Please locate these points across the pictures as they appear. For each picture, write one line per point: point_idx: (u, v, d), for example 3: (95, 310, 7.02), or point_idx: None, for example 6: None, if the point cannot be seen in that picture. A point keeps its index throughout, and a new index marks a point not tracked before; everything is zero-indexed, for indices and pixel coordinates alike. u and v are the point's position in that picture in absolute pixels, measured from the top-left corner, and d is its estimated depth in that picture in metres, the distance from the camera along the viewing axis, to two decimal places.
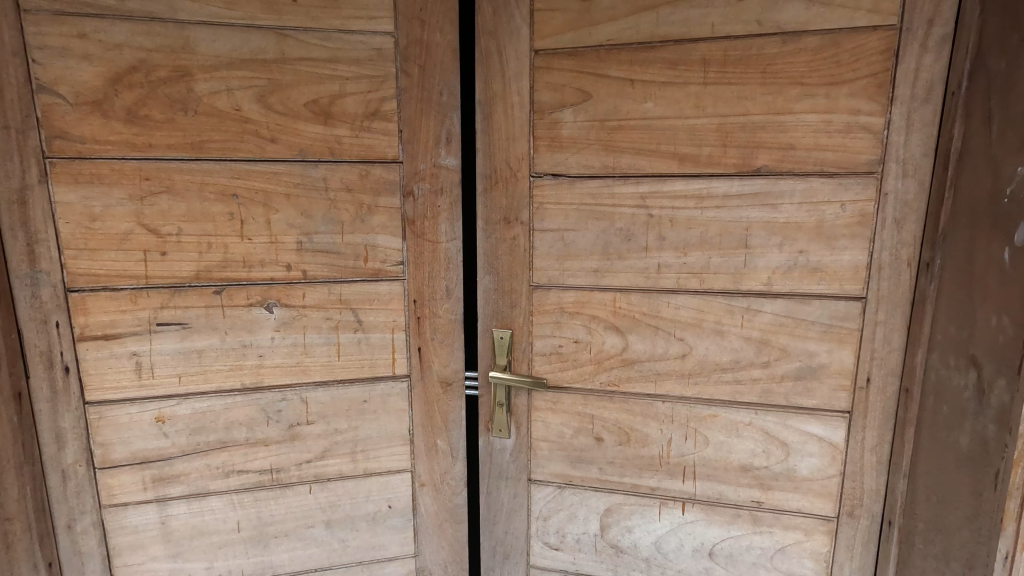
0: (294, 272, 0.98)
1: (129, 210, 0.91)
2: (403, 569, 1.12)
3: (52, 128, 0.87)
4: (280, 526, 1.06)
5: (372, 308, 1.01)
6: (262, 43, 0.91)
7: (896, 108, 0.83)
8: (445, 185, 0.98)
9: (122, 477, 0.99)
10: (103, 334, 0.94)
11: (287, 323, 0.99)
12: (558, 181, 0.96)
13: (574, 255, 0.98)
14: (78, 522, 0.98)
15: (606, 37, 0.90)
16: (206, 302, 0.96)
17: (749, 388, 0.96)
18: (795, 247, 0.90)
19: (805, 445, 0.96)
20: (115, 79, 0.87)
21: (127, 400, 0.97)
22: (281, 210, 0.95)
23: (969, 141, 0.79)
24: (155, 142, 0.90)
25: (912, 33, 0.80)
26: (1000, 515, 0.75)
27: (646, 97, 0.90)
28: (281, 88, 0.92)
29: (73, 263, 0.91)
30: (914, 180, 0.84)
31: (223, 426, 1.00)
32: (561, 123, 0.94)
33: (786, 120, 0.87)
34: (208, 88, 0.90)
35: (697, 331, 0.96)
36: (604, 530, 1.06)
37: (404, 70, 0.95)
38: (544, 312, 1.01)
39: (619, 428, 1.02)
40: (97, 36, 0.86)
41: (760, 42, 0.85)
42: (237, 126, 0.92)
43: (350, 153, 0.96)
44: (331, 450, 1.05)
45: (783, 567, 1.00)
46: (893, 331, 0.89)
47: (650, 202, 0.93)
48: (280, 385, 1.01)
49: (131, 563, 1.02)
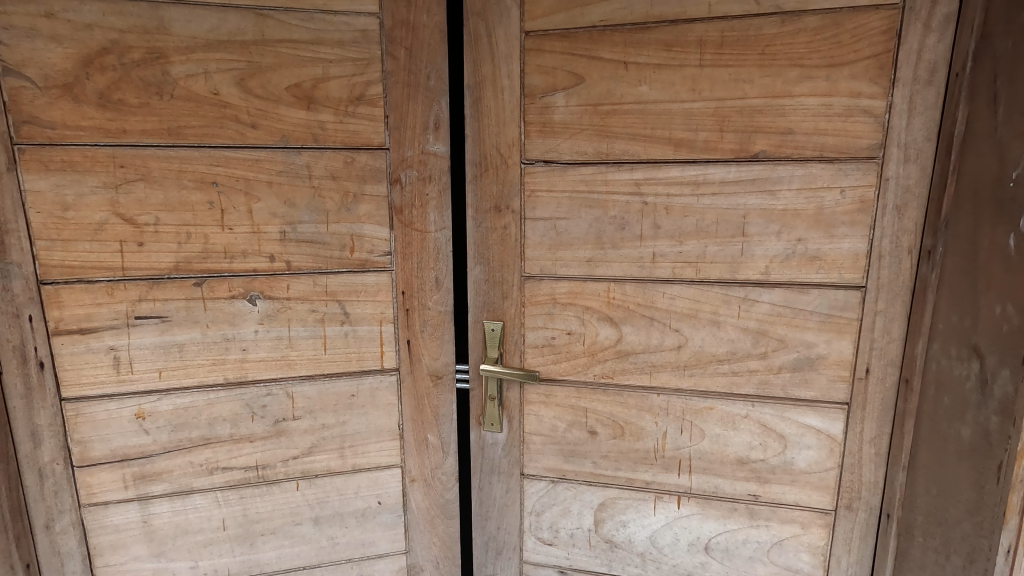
0: (278, 263, 0.94)
1: (103, 199, 0.88)
2: (393, 566, 1.09)
3: (21, 113, 0.83)
4: (267, 524, 1.03)
5: (359, 300, 0.98)
6: (242, 24, 0.87)
7: (899, 91, 0.80)
8: (433, 172, 0.95)
9: (101, 475, 0.96)
10: (79, 327, 0.91)
11: (271, 316, 0.96)
12: (550, 168, 0.93)
13: (567, 244, 0.95)
14: (57, 522, 0.96)
15: (599, 18, 0.87)
16: (186, 294, 0.93)
17: (747, 380, 0.94)
18: (793, 234, 0.87)
19: (803, 438, 0.94)
20: (88, 61, 0.84)
21: (105, 395, 0.94)
22: (263, 199, 0.92)
23: (973, 124, 0.76)
24: (130, 127, 0.87)
25: (915, 13, 0.78)
26: (1002, 508, 0.73)
27: (641, 79, 0.87)
28: (261, 71, 0.88)
29: (46, 255, 0.88)
30: (915, 165, 0.82)
31: (206, 422, 0.97)
32: (553, 108, 0.91)
33: (784, 103, 0.84)
34: (184, 71, 0.86)
35: (694, 322, 0.93)
36: (598, 525, 1.04)
37: (390, 53, 0.91)
38: (536, 303, 0.98)
39: (613, 422, 1.00)
40: (66, 15, 0.82)
41: (759, 22, 0.82)
42: (217, 110, 0.88)
43: (334, 139, 0.92)
44: (319, 445, 1.02)
45: (781, 560, 0.98)
46: (893, 320, 0.87)
47: (645, 189, 0.90)
48: (264, 380, 0.98)
49: (113, 563, 0.99)
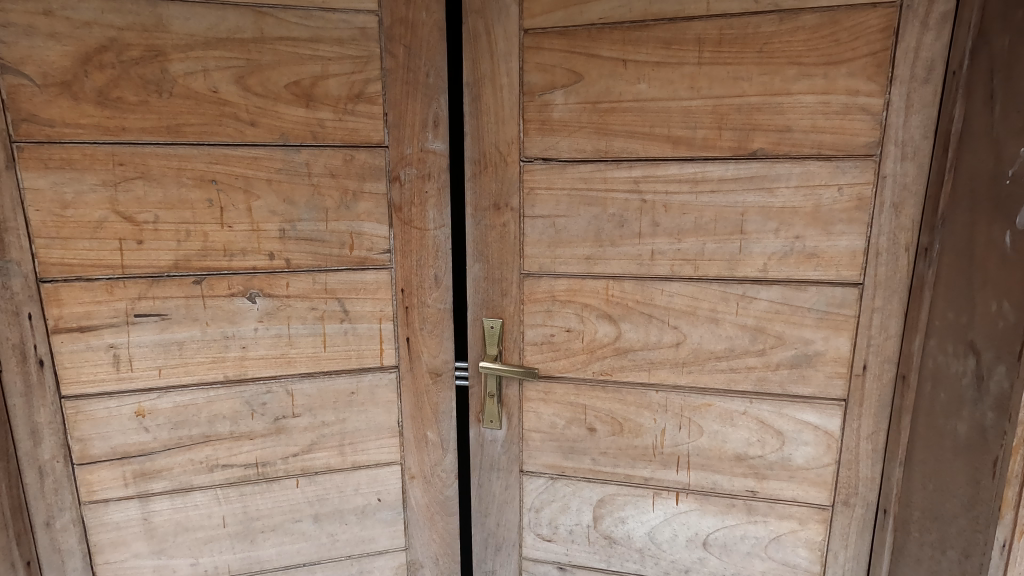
0: (277, 261, 0.94)
1: (102, 196, 0.88)
2: (394, 563, 1.10)
3: (18, 111, 0.83)
4: (267, 521, 1.03)
5: (359, 298, 0.98)
6: (241, 21, 0.87)
7: (896, 89, 0.80)
8: (433, 170, 0.95)
9: (102, 473, 0.96)
10: (79, 325, 0.91)
11: (271, 313, 0.96)
12: (549, 166, 0.93)
13: (566, 242, 0.95)
14: (58, 520, 0.96)
15: (598, 16, 0.87)
16: (186, 292, 0.93)
17: (745, 376, 0.94)
18: (791, 232, 0.88)
19: (801, 434, 0.94)
20: (86, 59, 0.84)
21: (105, 393, 0.94)
22: (263, 196, 0.92)
23: (970, 122, 0.77)
24: (129, 125, 0.86)
25: (913, 10, 0.78)
26: (998, 503, 0.73)
27: (640, 77, 0.87)
28: (260, 69, 0.88)
29: (45, 253, 0.88)
30: (913, 163, 0.82)
31: (207, 420, 0.98)
32: (551, 105, 0.91)
33: (782, 100, 0.84)
34: (183, 69, 0.86)
35: (693, 319, 0.94)
36: (598, 521, 1.05)
37: (389, 51, 0.91)
38: (535, 300, 0.98)
39: (612, 419, 1.00)
40: (64, 13, 0.82)
41: (757, 20, 0.83)
42: (216, 108, 0.88)
43: (333, 137, 0.92)
44: (319, 442, 1.02)
45: (778, 556, 0.99)
46: (890, 317, 0.87)
47: (644, 187, 0.91)
48: (264, 377, 0.98)
49: (113, 561, 0.99)
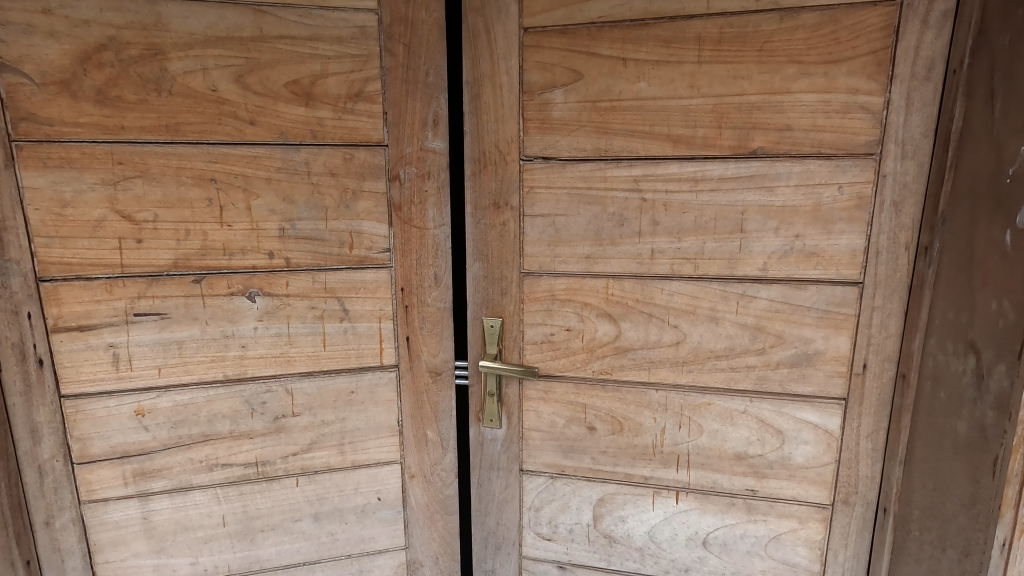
0: (277, 260, 0.94)
1: (102, 195, 0.88)
2: (393, 562, 1.10)
3: (17, 110, 0.83)
4: (266, 520, 1.03)
5: (358, 297, 0.98)
6: (240, 20, 0.87)
7: (896, 87, 0.80)
8: (433, 169, 0.95)
9: (101, 472, 0.96)
10: (79, 325, 0.91)
11: (271, 313, 0.96)
12: (549, 165, 0.93)
13: (566, 241, 0.95)
14: (57, 519, 0.96)
15: (598, 15, 0.87)
16: (185, 291, 0.93)
17: (745, 375, 0.94)
18: (791, 230, 0.87)
19: (801, 433, 0.94)
20: (85, 57, 0.83)
21: (105, 392, 0.94)
22: (262, 195, 0.92)
23: (970, 121, 0.77)
24: (129, 124, 0.86)
25: (914, 9, 0.78)
26: (998, 502, 0.73)
27: (640, 76, 0.87)
28: (259, 67, 0.88)
29: (44, 252, 0.88)
30: (913, 162, 0.82)
31: (206, 419, 0.97)
32: (551, 104, 0.91)
33: (783, 99, 0.84)
34: (183, 67, 0.86)
35: (693, 318, 0.94)
36: (598, 520, 1.05)
37: (389, 49, 0.91)
38: (535, 299, 0.98)
39: (611, 418, 1.00)
40: (63, 11, 0.82)
41: (757, 18, 0.83)
42: (215, 107, 0.88)
43: (333, 136, 0.92)
44: (319, 441, 1.02)
45: (778, 554, 0.99)
46: (890, 316, 0.87)
47: (644, 185, 0.91)
48: (263, 376, 0.98)
49: (113, 560, 0.99)
